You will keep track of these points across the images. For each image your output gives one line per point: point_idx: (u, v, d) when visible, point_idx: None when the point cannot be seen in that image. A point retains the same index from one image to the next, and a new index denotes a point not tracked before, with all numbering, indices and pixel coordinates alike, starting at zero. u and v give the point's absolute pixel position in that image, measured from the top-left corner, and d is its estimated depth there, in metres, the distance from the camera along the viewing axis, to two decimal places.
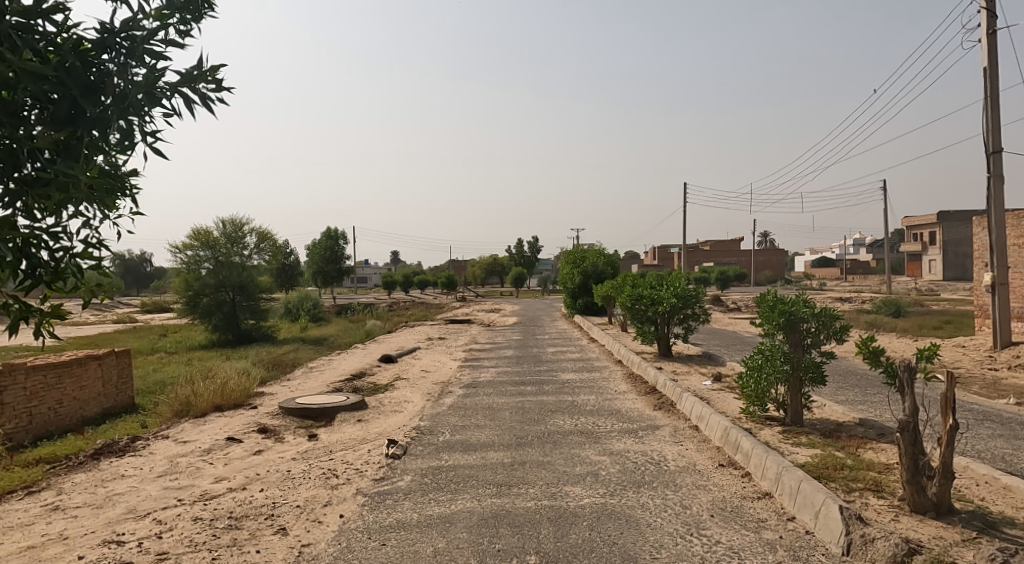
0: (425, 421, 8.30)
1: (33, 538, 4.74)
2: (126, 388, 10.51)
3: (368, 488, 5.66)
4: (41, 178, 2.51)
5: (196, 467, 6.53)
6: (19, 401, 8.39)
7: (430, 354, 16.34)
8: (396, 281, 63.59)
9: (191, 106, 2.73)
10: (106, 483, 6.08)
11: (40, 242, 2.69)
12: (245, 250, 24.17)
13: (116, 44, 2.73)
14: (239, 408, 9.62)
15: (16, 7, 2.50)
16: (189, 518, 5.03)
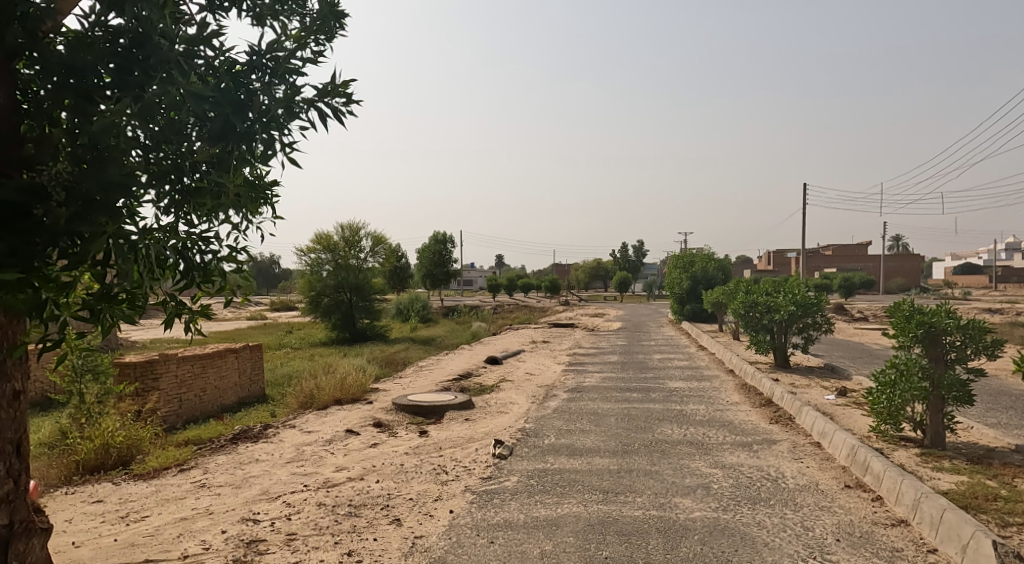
0: (530, 424, 8.39)
1: (185, 511, 5.28)
2: (258, 379, 11.43)
3: (476, 486, 5.81)
4: (197, 189, 2.83)
5: (320, 456, 6.99)
6: (171, 388, 9.37)
7: (535, 358, 16.49)
8: (501, 284, 64.79)
9: (325, 119, 2.97)
10: (243, 466, 6.65)
11: (195, 246, 3.03)
12: (361, 254, 25.63)
13: (264, 65, 3.01)
14: (357, 402, 10.18)
15: (183, 36, 2.85)
16: (314, 503, 5.40)
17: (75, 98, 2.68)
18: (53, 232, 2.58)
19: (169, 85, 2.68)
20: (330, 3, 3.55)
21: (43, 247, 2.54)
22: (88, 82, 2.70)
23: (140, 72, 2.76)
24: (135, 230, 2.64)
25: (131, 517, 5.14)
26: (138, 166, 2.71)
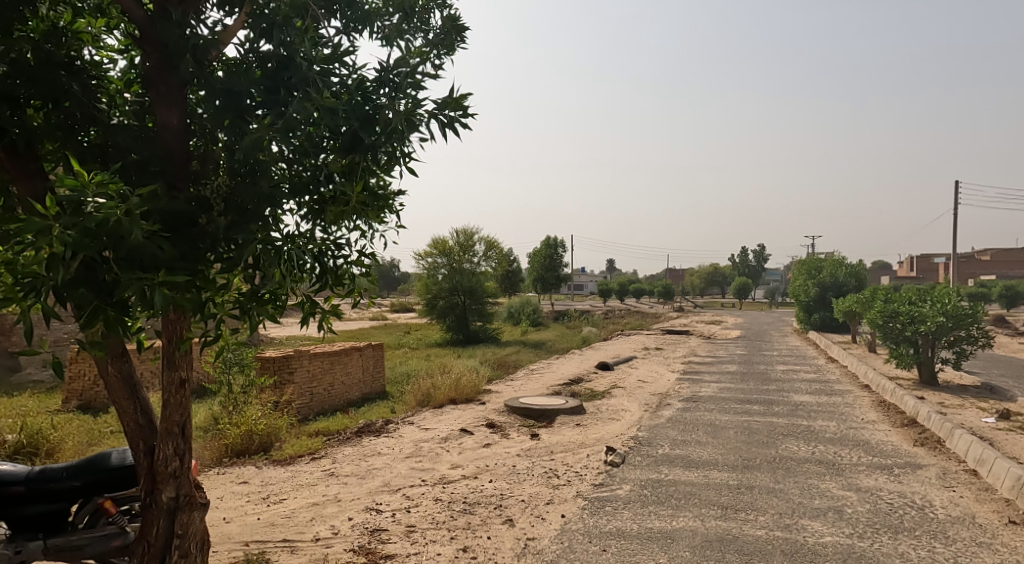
0: (644, 432, 8.20)
1: (316, 497, 5.67)
2: (379, 377, 12.05)
3: (588, 492, 5.76)
4: (328, 199, 3.05)
5: (436, 453, 7.24)
6: (304, 381, 10.10)
7: (647, 365, 16.12)
8: (613, 289, 64.01)
9: (444, 130, 3.09)
10: (367, 458, 7.03)
11: (329, 252, 3.24)
12: (474, 258, 26.31)
13: (390, 80, 3.18)
14: (470, 402, 10.46)
15: (320, 56, 3.07)
16: (431, 497, 5.60)
17: (233, 118, 3.01)
18: (212, 237, 2.89)
19: (307, 102, 2.91)
20: (451, 19, 3.70)
21: (205, 251, 2.85)
22: (243, 103, 3.03)
23: (285, 91, 3.04)
24: (279, 236, 2.88)
25: (270, 499, 5.60)
26: (282, 178, 2.97)
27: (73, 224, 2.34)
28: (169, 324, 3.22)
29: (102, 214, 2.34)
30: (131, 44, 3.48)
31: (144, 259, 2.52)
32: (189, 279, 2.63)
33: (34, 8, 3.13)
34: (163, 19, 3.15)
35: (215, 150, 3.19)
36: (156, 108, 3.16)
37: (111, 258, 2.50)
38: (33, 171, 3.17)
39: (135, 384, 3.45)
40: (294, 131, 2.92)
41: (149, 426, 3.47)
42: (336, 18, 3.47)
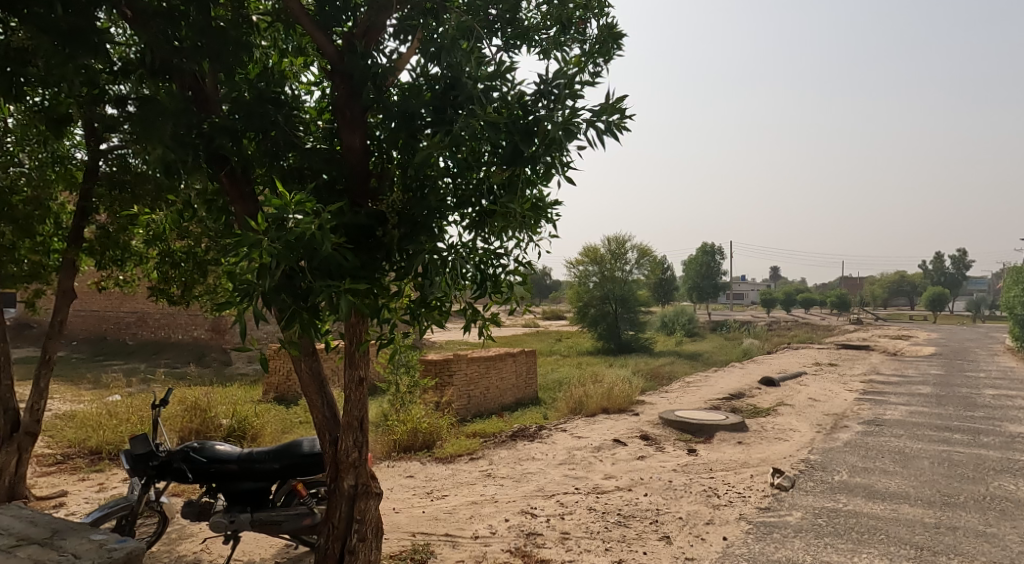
0: (817, 456, 7.53)
1: (474, 496, 5.90)
2: (532, 382, 12.26)
3: (753, 516, 5.40)
4: (490, 210, 3.17)
5: (590, 461, 7.22)
6: (462, 384, 10.60)
7: (819, 382, 14.78)
8: (778, 299, 59.67)
9: (601, 138, 3.10)
10: (522, 462, 7.19)
11: (489, 261, 3.38)
12: (627, 266, 25.97)
13: (549, 92, 3.26)
14: (623, 413, 10.30)
15: (484, 74, 3.22)
16: (585, 506, 5.59)
17: (406, 138, 3.25)
18: (387, 248, 3.15)
19: (474, 118, 3.05)
20: (609, 26, 3.71)
21: (381, 262, 3.11)
22: (415, 123, 3.26)
23: (451, 110, 3.24)
24: (445, 246, 3.06)
25: (434, 495, 5.93)
26: (449, 191, 3.15)
27: (278, 238, 2.67)
28: (350, 327, 3.57)
29: (301, 229, 2.65)
30: (323, 76, 4.01)
31: (332, 269, 2.81)
32: (369, 286, 2.89)
33: (250, 52, 3.64)
34: (350, 52, 3.52)
35: (390, 168, 3.47)
36: (342, 132, 3.51)
37: (307, 268, 2.82)
38: (245, 192, 3.69)
39: (323, 380, 3.84)
40: (460, 146, 3.09)
41: (333, 419, 3.85)
42: (498, 36, 3.62)
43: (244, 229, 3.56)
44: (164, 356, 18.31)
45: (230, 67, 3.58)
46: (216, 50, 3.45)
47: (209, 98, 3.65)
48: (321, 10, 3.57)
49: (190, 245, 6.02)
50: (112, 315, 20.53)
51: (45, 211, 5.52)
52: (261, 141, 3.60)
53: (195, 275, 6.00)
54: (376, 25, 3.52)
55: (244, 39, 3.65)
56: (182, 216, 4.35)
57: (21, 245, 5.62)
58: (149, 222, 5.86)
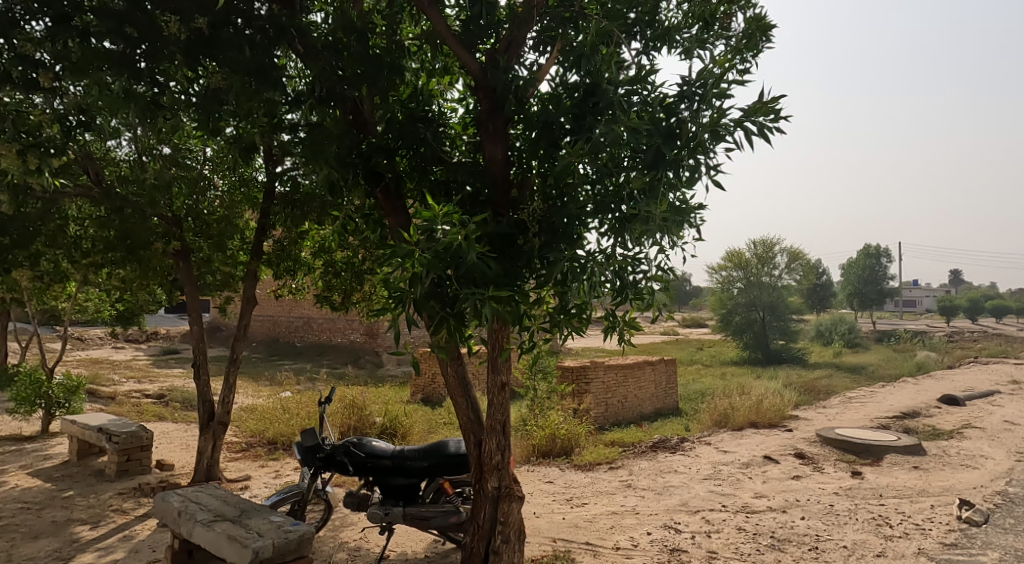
0: (1014, 489, 6.53)
1: (615, 506, 5.81)
2: (672, 392, 11.84)
3: (934, 552, 4.81)
4: (631, 215, 3.12)
5: (738, 478, 6.83)
6: (600, 392, 10.50)
7: (1015, 403, 12.84)
8: (959, 308, 52.85)
9: (751, 138, 2.94)
10: (664, 474, 6.97)
11: (630, 268, 3.33)
12: (776, 270, 24.36)
13: (693, 93, 3.15)
14: (775, 428, 9.63)
15: (625, 79, 3.19)
16: (734, 526, 5.30)
17: (546, 147, 3.30)
18: (529, 256, 3.21)
19: (615, 124, 3.02)
20: (756, 19, 3.52)
21: (523, 269, 3.17)
22: (555, 133, 3.30)
23: (591, 117, 3.24)
24: (585, 253, 3.06)
25: (574, 502, 5.93)
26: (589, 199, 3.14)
27: (428, 248, 2.83)
28: (493, 333, 3.69)
29: (449, 239, 2.78)
30: (467, 93, 4.21)
31: (477, 277, 2.92)
32: (511, 294, 2.96)
33: (401, 75, 3.91)
34: (492, 67, 3.65)
35: (531, 178, 3.55)
36: (485, 145, 3.64)
37: (454, 276, 2.95)
38: (398, 206, 3.95)
39: (467, 383, 4.00)
40: (600, 153, 3.08)
41: (477, 422, 3.99)
42: (637, 40, 3.57)
43: (398, 241, 3.81)
44: (327, 358, 20.07)
45: (384, 90, 3.87)
46: (373, 75, 3.74)
47: (367, 120, 3.97)
48: (466, 29, 3.74)
49: (349, 256, 6.54)
50: (283, 320, 22.89)
51: (233, 227, 6.31)
52: (412, 157, 3.84)
53: (353, 284, 6.53)
54: (517, 40, 3.63)
55: (396, 63, 3.91)
56: (344, 229, 4.75)
57: (215, 259, 6.47)
58: (315, 236, 6.46)
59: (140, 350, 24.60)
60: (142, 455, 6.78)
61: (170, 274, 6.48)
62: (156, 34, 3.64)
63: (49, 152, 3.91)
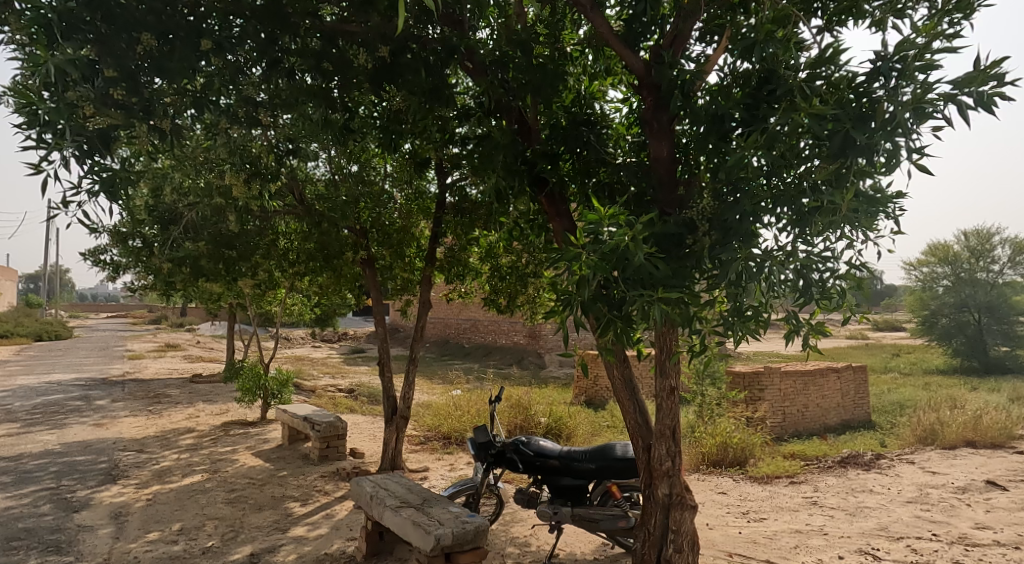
0: None
1: (799, 524, 5.37)
2: (863, 403, 10.65)
3: None
4: (815, 208, 2.88)
5: (951, 504, 5.97)
6: (776, 400, 9.77)
7: None
8: None
9: (966, 113, 2.58)
10: (857, 494, 6.31)
11: (814, 265, 3.07)
12: (994, 264, 20.98)
13: (889, 69, 2.83)
14: (999, 449, 8.26)
15: (807, 61, 2.95)
16: (948, 559, 4.63)
17: (716, 141, 3.13)
18: (698, 256, 3.09)
19: (794, 111, 2.80)
20: None
21: (692, 269, 3.06)
22: (726, 125, 3.13)
23: (766, 106, 3.03)
24: (762, 251, 2.88)
25: (752, 516, 5.58)
26: (765, 193, 2.95)
27: (594, 250, 2.82)
28: (661, 336, 3.61)
29: (616, 242, 2.76)
30: (630, 93, 4.18)
31: (645, 278, 2.87)
32: (681, 295, 2.88)
33: (564, 81, 3.96)
34: (657, 64, 3.57)
35: (699, 174, 3.40)
36: (650, 143, 3.56)
37: (621, 278, 2.92)
38: (561, 210, 3.99)
39: (634, 387, 3.94)
40: (778, 143, 2.87)
41: (646, 426, 3.91)
42: (817, 17, 3.29)
43: (563, 245, 3.85)
44: (494, 359, 20.91)
45: (548, 97, 3.94)
46: (537, 84, 3.85)
47: (531, 127, 4.08)
48: (628, 29, 3.71)
49: (514, 260, 6.73)
50: (454, 322, 24.26)
51: (410, 236, 6.81)
52: (576, 161, 3.87)
53: (518, 287, 6.75)
54: (682, 32, 3.51)
55: (558, 69, 3.98)
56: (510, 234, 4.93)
57: (395, 265, 7.05)
58: (483, 241, 6.76)
59: (334, 349, 27.52)
60: (339, 443, 7.56)
61: (359, 280, 7.17)
62: (348, 67, 4.04)
63: (266, 177, 4.54)
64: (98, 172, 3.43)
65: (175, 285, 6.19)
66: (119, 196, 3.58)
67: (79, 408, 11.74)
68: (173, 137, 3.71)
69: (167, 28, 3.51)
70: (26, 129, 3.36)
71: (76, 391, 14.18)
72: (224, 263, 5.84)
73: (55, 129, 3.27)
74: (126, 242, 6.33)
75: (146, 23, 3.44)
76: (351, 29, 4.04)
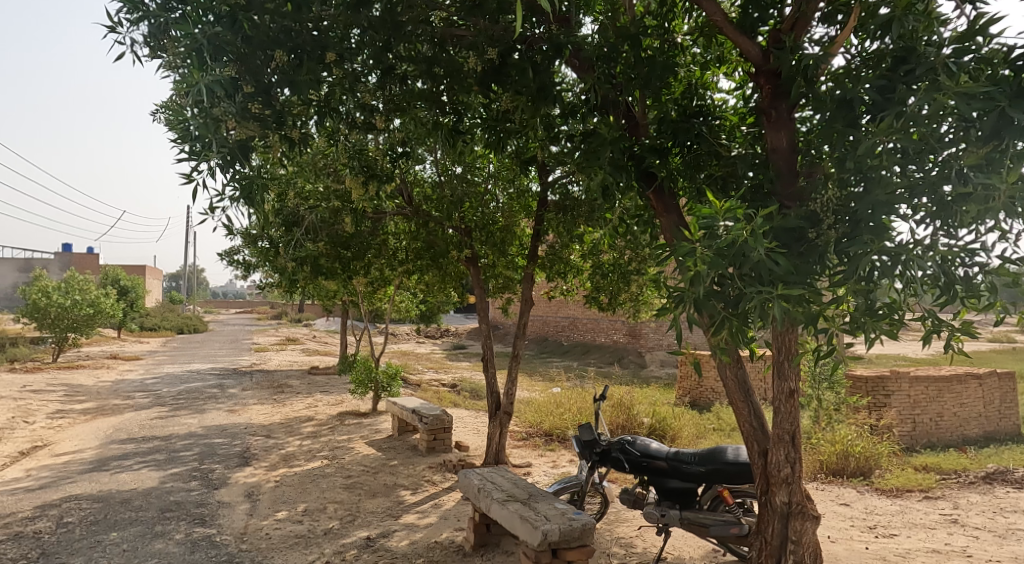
0: None
1: (937, 543, 4.91)
2: (1011, 414, 9.57)
3: None
4: (961, 195, 2.63)
5: None
6: (905, 408, 9.01)
7: None
8: None
9: None
10: (1006, 513, 5.68)
11: (958, 260, 2.82)
12: None
13: None
14: None
15: (953, 36, 2.70)
16: None
17: (843, 128, 2.92)
18: (823, 251, 2.91)
19: (936, 91, 2.57)
20: None
21: (816, 266, 2.88)
22: (856, 110, 2.92)
23: (904, 86, 2.80)
24: (897, 245, 2.67)
25: (880, 531, 5.18)
26: (901, 182, 2.73)
27: (709, 246, 2.72)
28: (780, 336, 3.43)
29: (733, 236, 2.64)
30: (745, 82, 4.02)
31: (763, 275, 2.73)
32: (804, 293, 2.72)
33: (674, 72, 3.88)
34: (777, 49, 3.40)
35: (823, 164, 3.20)
36: (767, 133, 3.41)
37: (736, 274, 2.81)
38: (670, 205, 3.87)
39: (749, 389, 3.78)
40: (917, 126, 2.65)
41: (762, 430, 3.73)
42: None
43: (674, 241, 3.75)
44: (593, 357, 20.78)
45: (656, 89, 3.87)
46: (646, 77, 3.79)
47: (638, 122, 4.00)
48: (744, 16, 3.56)
49: (617, 258, 6.65)
50: (554, 320, 24.34)
51: (512, 235, 6.87)
52: (686, 155, 3.79)
53: (621, 285, 6.66)
54: (805, 15, 3.32)
55: (668, 61, 3.89)
56: (616, 231, 4.88)
57: (499, 264, 7.17)
58: (586, 239, 6.72)
59: (438, 344, 28.47)
60: (445, 435, 7.80)
61: (462, 277, 7.41)
62: (457, 70, 4.20)
63: (380, 180, 4.77)
64: (238, 179, 3.75)
65: (298, 283, 6.64)
66: (256, 201, 3.92)
67: (215, 395, 12.90)
68: (300, 144, 4.03)
69: (297, 44, 3.72)
70: (180, 144, 3.76)
71: (211, 380, 15.57)
72: (340, 261, 6.35)
73: (203, 142, 3.64)
74: (256, 243, 6.88)
75: (279, 40, 3.66)
76: (460, 33, 4.13)
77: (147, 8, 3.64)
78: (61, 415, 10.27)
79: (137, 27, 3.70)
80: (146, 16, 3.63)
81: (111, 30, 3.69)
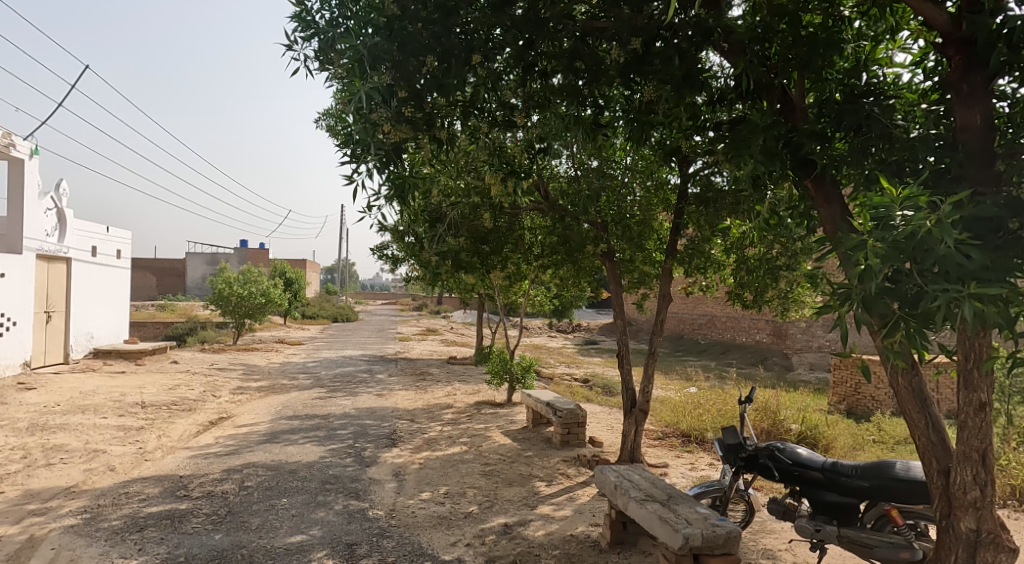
0: None
1: None
2: None
3: None
4: None
5: None
6: None
7: None
8: None
9: None
10: None
11: None
12: None
13: None
14: None
15: None
16: None
17: None
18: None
19: None
20: None
21: (1019, 261, 2.50)
22: None
23: None
24: None
25: None
26: None
27: (882, 237, 2.44)
28: (967, 340, 3.03)
29: (912, 226, 2.35)
30: (925, 57, 3.63)
31: (950, 271, 2.42)
32: (1004, 292, 2.37)
33: (838, 51, 3.56)
34: (968, 15, 3.00)
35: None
36: (955, 112, 3.01)
37: (916, 270, 2.51)
38: (831, 195, 3.51)
39: (926, 398, 3.35)
40: None
41: (942, 445, 3.32)
42: None
43: (837, 234, 3.40)
44: (733, 355, 19.77)
45: (817, 70, 3.58)
46: (806, 58, 3.51)
47: (795, 106, 3.70)
48: None
49: (764, 252, 6.27)
50: (689, 317, 23.62)
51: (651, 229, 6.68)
52: (853, 139, 3.44)
53: (769, 282, 6.26)
54: None
55: (833, 37, 3.57)
56: (766, 224, 4.59)
57: (637, 259, 7.04)
58: (731, 232, 6.38)
59: (570, 339, 28.62)
60: (579, 430, 7.80)
61: (597, 271, 7.30)
62: (599, 64, 4.11)
63: (520, 176, 4.86)
64: (394, 179, 4.03)
65: (441, 276, 6.96)
66: (407, 198, 4.18)
67: (365, 380, 13.92)
68: (446, 143, 4.21)
69: (446, 49, 3.88)
70: (343, 148, 4.12)
71: (361, 365, 16.79)
72: (478, 256, 6.43)
73: (363, 146, 3.95)
74: (403, 239, 7.30)
75: (430, 47, 3.83)
76: (603, 25, 4.08)
77: (318, 25, 4.00)
78: (239, 391, 11.59)
79: (309, 43, 4.07)
80: (317, 32, 3.99)
81: (289, 48, 4.10)
